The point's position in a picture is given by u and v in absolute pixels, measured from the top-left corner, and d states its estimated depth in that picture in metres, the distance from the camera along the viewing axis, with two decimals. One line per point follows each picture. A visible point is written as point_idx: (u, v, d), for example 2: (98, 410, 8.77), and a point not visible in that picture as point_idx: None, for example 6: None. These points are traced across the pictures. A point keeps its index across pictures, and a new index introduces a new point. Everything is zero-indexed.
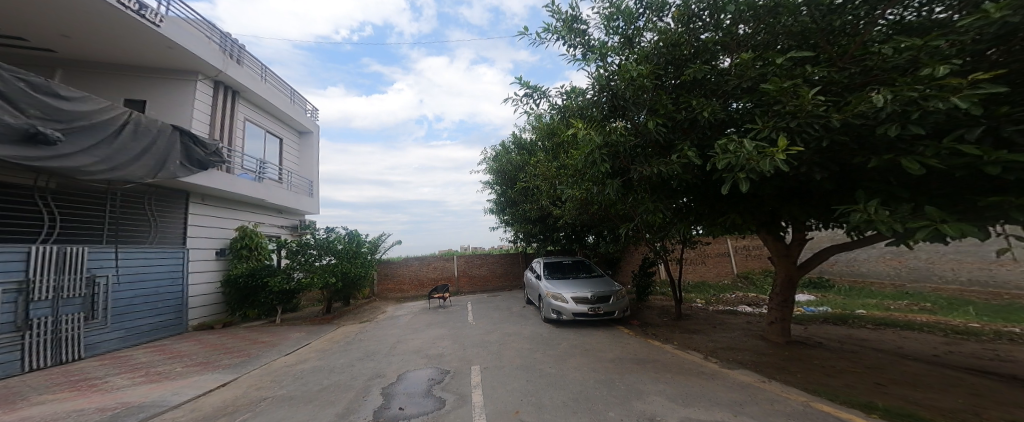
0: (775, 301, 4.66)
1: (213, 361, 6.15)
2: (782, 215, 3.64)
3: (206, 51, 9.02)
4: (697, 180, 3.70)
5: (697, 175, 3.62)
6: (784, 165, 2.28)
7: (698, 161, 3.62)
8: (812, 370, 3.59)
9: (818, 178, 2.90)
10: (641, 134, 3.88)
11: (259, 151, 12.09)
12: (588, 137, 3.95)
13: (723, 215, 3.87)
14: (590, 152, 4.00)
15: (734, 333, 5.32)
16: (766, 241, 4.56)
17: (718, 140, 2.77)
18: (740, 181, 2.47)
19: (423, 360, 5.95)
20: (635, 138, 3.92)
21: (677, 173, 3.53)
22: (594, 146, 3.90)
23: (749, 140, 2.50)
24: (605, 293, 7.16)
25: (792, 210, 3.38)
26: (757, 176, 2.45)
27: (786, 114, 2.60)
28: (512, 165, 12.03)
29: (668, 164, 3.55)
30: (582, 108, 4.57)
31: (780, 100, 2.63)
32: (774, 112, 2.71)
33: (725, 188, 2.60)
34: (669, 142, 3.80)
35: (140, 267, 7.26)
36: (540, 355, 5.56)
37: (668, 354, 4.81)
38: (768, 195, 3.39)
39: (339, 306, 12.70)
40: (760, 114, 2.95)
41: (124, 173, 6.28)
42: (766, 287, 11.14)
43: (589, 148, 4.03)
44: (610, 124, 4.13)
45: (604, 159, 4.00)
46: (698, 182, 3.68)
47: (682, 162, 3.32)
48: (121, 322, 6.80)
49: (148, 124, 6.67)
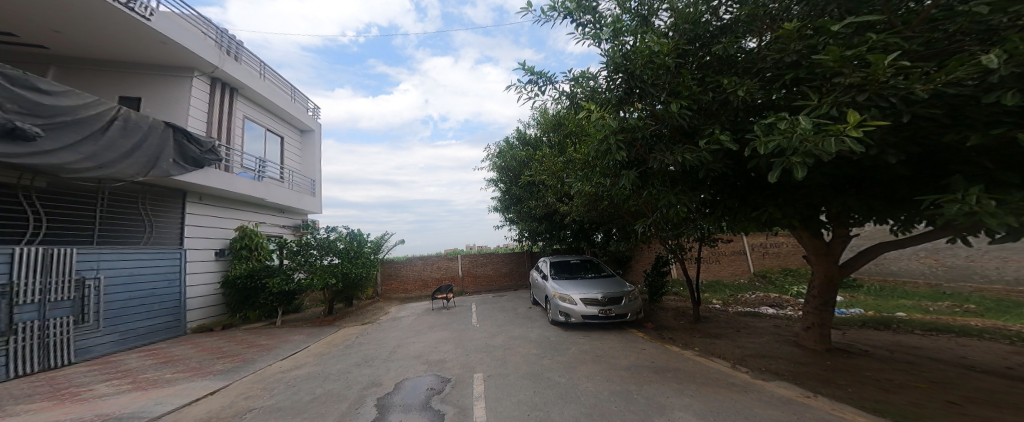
0: (812, 304, 4.20)
1: (207, 367, 5.84)
2: (828, 208, 3.18)
3: (201, 46, 8.74)
4: (729, 169, 3.25)
5: (728, 163, 3.16)
6: (858, 145, 1.83)
7: (730, 147, 3.16)
8: (865, 383, 3.13)
9: (889, 163, 2.45)
10: (661, 120, 3.45)
11: (258, 150, 11.84)
12: (601, 122, 3.52)
13: (756, 210, 3.41)
14: (603, 139, 3.56)
15: (762, 339, 4.85)
16: (801, 238, 4.12)
17: (764, 120, 2.34)
18: (793, 168, 2.02)
19: (423, 367, 5.56)
20: (655, 123, 3.48)
21: (705, 163, 3.09)
22: (608, 132, 3.45)
23: (803, 116, 2.06)
24: (617, 294, 6.72)
25: (846, 201, 2.93)
26: (815, 160, 2.01)
27: (850, 86, 2.16)
28: (517, 161, 11.60)
29: (695, 152, 3.10)
30: (594, 94, 4.14)
31: (841, 71, 2.19)
32: (833, 84, 2.27)
33: (771, 177, 2.16)
34: (695, 127, 3.37)
35: (134, 268, 7.00)
36: (548, 362, 5.13)
37: (691, 362, 4.36)
38: (815, 184, 2.94)
39: (342, 307, 12.42)
40: (812, 89, 2.51)
41: (113, 172, 5.98)
42: (786, 286, 10.60)
43: (602, 136, 3.59)
44: (625, 108, 3.68)
45: (619, 147, 3.55)
46: (730, 172, 3.23)
47: (713, 148, 2.88)
48: (116, 325, 6.55)
49: (138, 120, 6.39)
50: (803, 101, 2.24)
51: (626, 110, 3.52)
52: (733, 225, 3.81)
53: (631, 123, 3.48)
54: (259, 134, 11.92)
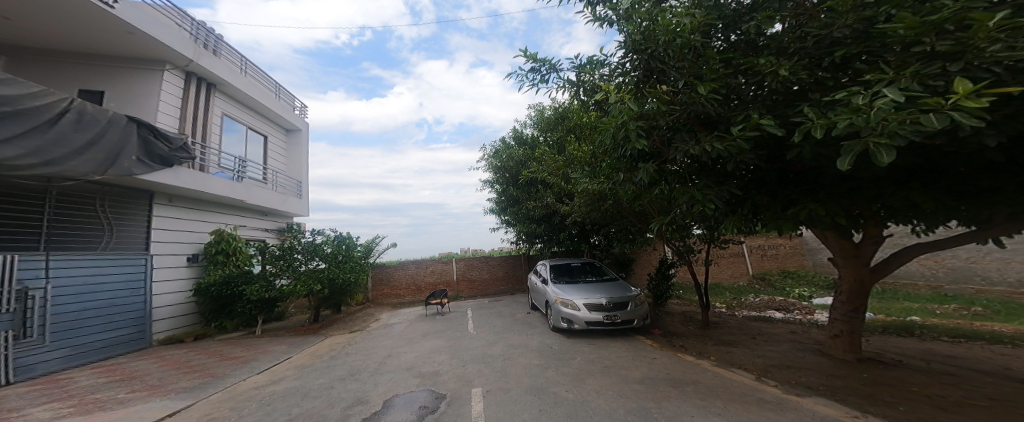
0: (841, 310, 3.86)
1: (168, 385, 5.25)
2: (877, 203, 2.83)
3: (174, 38, 8.23)
4: (761, 160, 2.90)
5: (761, 154, 2.81)
6: (978, 119, 1.45)
7: (765, 135, 2.78)
8: (916, 400, 2.79)
9: (979, 146, 2.07)
10: (683, 105, 3.07)
11: (238, 149, 11.19)
12: (619, 106, 3.16)
13: (794, 207, 3.04)
14: (621, 127, 3.21)
15: (782, 347, 4.50)
16: (828, 238, 3.79)
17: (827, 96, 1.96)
18: (875, 152, 1.62)
19: (416, 380, 5.10)
20: (677, 110, 3.12)
21: (735, 154, 2.73)
22: (627, 118, 3.10)
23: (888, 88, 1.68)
24: (622, 299, 6.36)
25: (909, 195, 2.56)
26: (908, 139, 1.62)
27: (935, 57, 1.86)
28: (514, 160, 11.19)
29: (725, 141, 2.73)
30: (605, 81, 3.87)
31: (921, 41, 1.89)
32: (914, 55, 1.94)
33: (840, 165, 1.75)
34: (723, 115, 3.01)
35: (89, 276, 6.41)
36: (553, 375, 4.73)
37: (710, 374, 4.00)
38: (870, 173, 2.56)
39: (329, 315, 11.82)
40: (877, 65, 2.16)
41: (64, 169, 5.44)
42: (787, 288, 10.42)
43: (619, 123, 3.23)
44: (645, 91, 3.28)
45: (639, 136, 3.18)
46: (763, 163, 2.87)
47: (751, 135, 2.50)
48: (66, 339, 5.94)
49: (95, 113, 5.88)
50: (875, 73, 1.87)
51: (645, 96, 3.17)
52: (761, 226, 3.44)
53: (652, 109, 3.14)
54: (239, 132, 11.28)
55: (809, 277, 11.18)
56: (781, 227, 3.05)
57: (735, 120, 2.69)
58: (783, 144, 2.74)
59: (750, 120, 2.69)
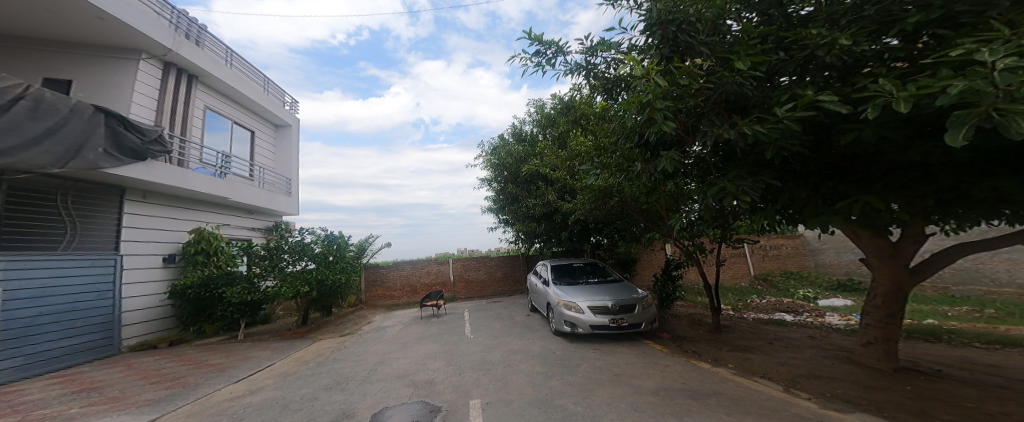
0: (874, 316, 3.53)
1: (125, 405, 4.76)
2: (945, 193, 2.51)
3: (151, 25, 7.76)
4: (805, 145, 2.60)
5: (805, 139, 2.52)
6: None
7: (815, 115, 2.47)
8: (976, 418, 2.47)
9: None
10: (716, 85, 2.77)
11: (221, 144, 10.68)
12: (646, 83, 2.81)
13: (844, 199, 2.71)
14: (647, 109, 2.86)
15: (805, 353, 4.18)
16: (860, 236, 3.47)
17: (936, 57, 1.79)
18: (1003, 122, 1.49)
19: (408, 390, 4.69)
20: (709, 90, 2.82)
21: (778, 138, 2.40)
22: (654, 97, 2.75)
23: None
24: (629, 301, 6.03)
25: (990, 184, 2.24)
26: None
27: None
28: (513, 157, 10.83)
29: (767, 123, 2.41)
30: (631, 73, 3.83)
31: None
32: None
33: (952, 138, 1.60)
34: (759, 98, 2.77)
35: (47, 279, 6.17)
36: (558, 385, 4.36)
37: (731, 385, 3.67)
38: (947, 150, 2.22)
39: (319, 317, 11.33)
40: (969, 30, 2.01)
41: (15, 160, 5.13)
42: (791, 289, 10.18)
43: (643, 105, 2.90)
44: (671, 68, 2.97)
45: (665, 118, 2.86)
46: (808, 149, 2.58)
47: (804, 114, 2.16)
48: (17, 348, 5.69)
49: (55, 102, 5.65)
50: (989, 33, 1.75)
51: (673, 74, 2.85)
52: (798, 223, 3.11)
53: (681, 87, 2.80)
54: (223, 126, 10.77)
55: (812, 277, 10.97)
56: (824, 223, 2.72)
57: (782, 99, 2.39)
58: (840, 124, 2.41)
59: (803, 98, 2.38)
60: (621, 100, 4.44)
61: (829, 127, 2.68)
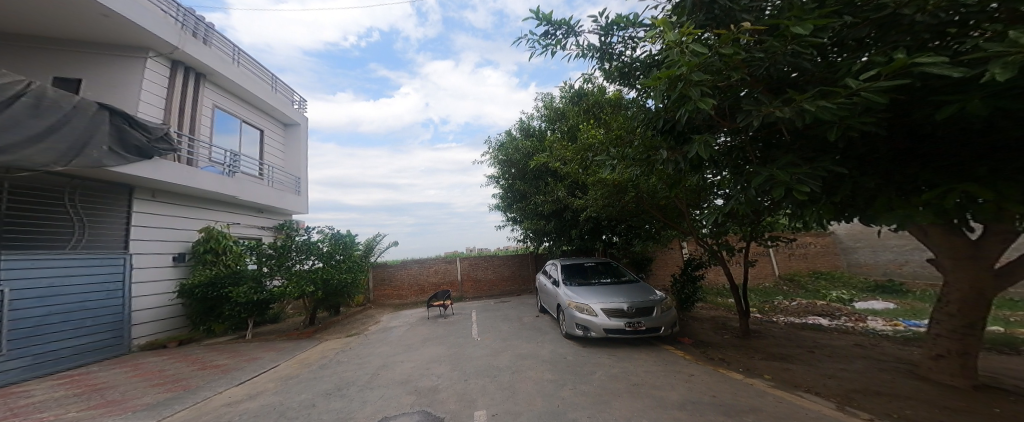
0: (946, 326, 3.06)
1: (118, 410, 4.55)
2: None
3: (156, 23, 7.63)
4: (880, 123, 2.13)
5: (880, 116, 2.05)
6: None
7: (897, 86, 2.01)
8: None
9: None
10: (767, 54, 2.32)
11: (230, 142, 10.60)
12: (678, 54, 2.38)
13: (929, 190, 2.23)
14: (678, 85, 2.43)
15: (855, 365, 3.66)
16: (931, 233, 2.97)
17: None
18: None
19: (409, 398, 4.35)
20: (755, 63, 2.39)
21: (846, 116, 1.95)
22: (688, 69, 2.32)
23: None
24: (646, 303, 5.56)
25: None
26: None
27: None
28: (521, 152, 10.43)
29: (837, 95, 1.95)
30: (655, 51, 3.41)
31: None
32: None
33: None
34: (816, 72, 2.34)
35: (55, 278, 6.07)
36: (571, 395, 3.95)
37: (770, 400, 3.20)
38: None
39: (326, 317, 11.18)
40: None
41: (16, 158, 4.96)
42: (821, 289, 9.49)
43: (674, 81, 2.47)
44: (708, 36, 2.53)
45: (702, 94, 2.41)
46: (883, 129, 2.10)
47: (891, 83, 1.70)
48: (25, 347, 5.61)
49: (58, 99, 5.47)
50: None
51: (712, 43, 2.41)
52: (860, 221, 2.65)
53: (721, 58, 2.37)
54: (232, 125, 10.69)
55: (844, 278, 10.22)
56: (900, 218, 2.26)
57: (855, 68, 1.94)
58: (932, 96, 1.94)
59: (884, 65, 1.92)
60: (638, 85, 4.01)
61: (908, 103, 2.21)
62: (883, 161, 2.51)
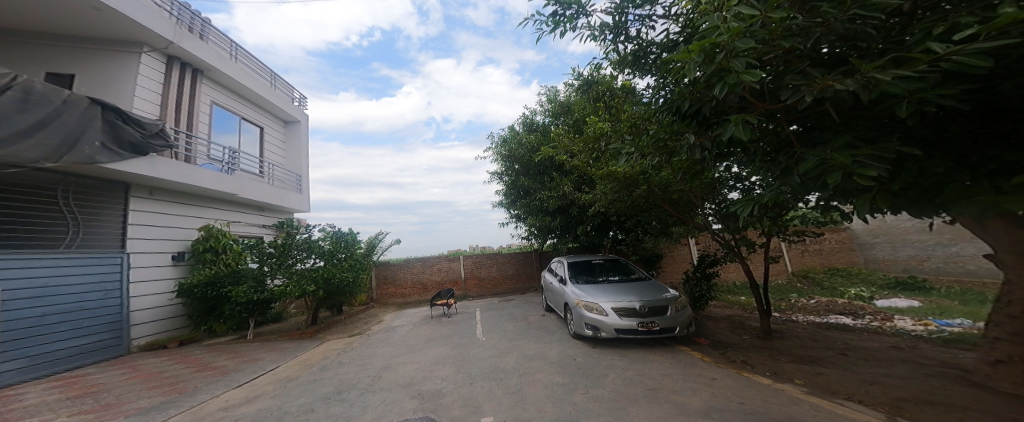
0: (1011, 327, 2.89)
1: (108, 415, 4.35)
2: None
3: (151, 17, 7.41)
4: (957, 97, 1.83)
5: (961, 88, 1.76)
6: None
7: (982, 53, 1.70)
8: None
9: None
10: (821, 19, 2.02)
11: (230, 139, 10.38)
12: (720, 21, 2.08)
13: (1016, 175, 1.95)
14: (716, 57, 2.13)
15: (897, 370, 3.36)
16: (996, 227, 2.75)
17: None
18: None
19: (413, 403, 4.10)
20: (804, 32, 2.10)
21: (921, 88, 1.67)
22: (730, 36, 2.03)
23: None
24: (660, 302, 5.28)
25: None
26: None
27: None
28: (524, 147, 10.16)
29: (916, 61, 1.66)
30: (678, 28, 3.12)
31: None
32: None
33: None
34: (873, 43, 2.04)
35: (49, 278, 5.87)
36: (584, 401, 3.67)
37: (808, 408, 2.90)
38: None
39: (329, 316, 10.99)
40: None
41: (6, 153, 4.74)
42: (838, 287, 9.15)
43: (711, 52, 2.17)
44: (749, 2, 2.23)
45: (745, 66, 2.12)
46: (964, 103, 1.80)
47: (993, 43, 1.41)
48: (21, 349, 5.43)
49: (47, 92, 5.24)
50: None
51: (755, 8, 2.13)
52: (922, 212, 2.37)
53: (765, 26, 2.08)
54: (231, 121, 10.47)
55: (861, 274, 9.87)
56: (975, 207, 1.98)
57: (937, 31, 1.65)
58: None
59: (974, 26, 1.62)
60: (654, 68, 3.75)
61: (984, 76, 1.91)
62: (950, 145, 2.20)
